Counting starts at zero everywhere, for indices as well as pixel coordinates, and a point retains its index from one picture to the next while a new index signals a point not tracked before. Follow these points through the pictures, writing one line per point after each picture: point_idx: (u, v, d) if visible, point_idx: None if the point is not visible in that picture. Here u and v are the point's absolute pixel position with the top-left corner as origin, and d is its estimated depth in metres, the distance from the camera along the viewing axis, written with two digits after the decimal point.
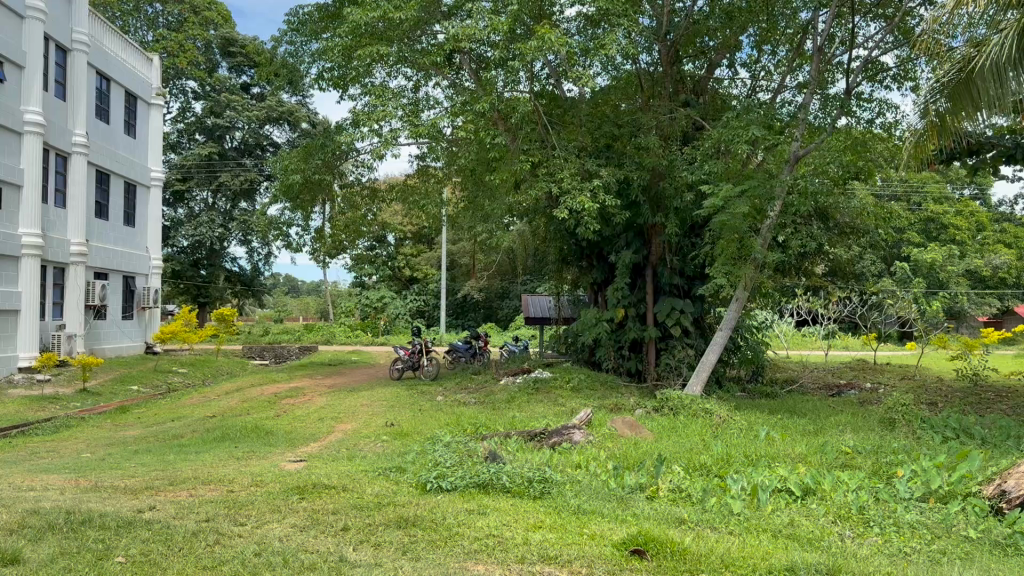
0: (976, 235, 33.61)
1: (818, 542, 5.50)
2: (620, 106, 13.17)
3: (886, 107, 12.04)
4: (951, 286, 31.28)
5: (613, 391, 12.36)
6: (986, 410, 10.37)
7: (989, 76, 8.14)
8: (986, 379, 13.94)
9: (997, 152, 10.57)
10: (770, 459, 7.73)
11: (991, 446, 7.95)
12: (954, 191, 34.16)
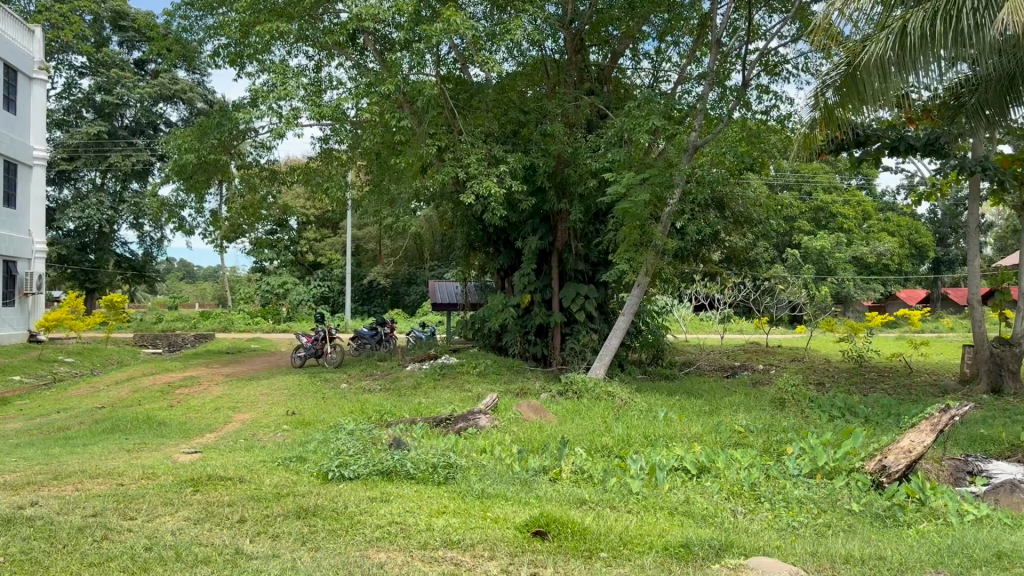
0: (862, 224, 35.30)
1: (712, 517, 5.71)
2: (525, 92, 13.17)
3: (781, 99, 12.46)
4: (839, 272, 32.92)
5: (518, 375, 12.47)
6: (868, 390, 10.98)
7: (875, 71, 8.31)
8: (869, 361, 14.67)
9: (881, 145, 10.87)
10: (667, 439, 7.94)
11: (874, 424, 8.39)
12: (841, 181, 35.69)
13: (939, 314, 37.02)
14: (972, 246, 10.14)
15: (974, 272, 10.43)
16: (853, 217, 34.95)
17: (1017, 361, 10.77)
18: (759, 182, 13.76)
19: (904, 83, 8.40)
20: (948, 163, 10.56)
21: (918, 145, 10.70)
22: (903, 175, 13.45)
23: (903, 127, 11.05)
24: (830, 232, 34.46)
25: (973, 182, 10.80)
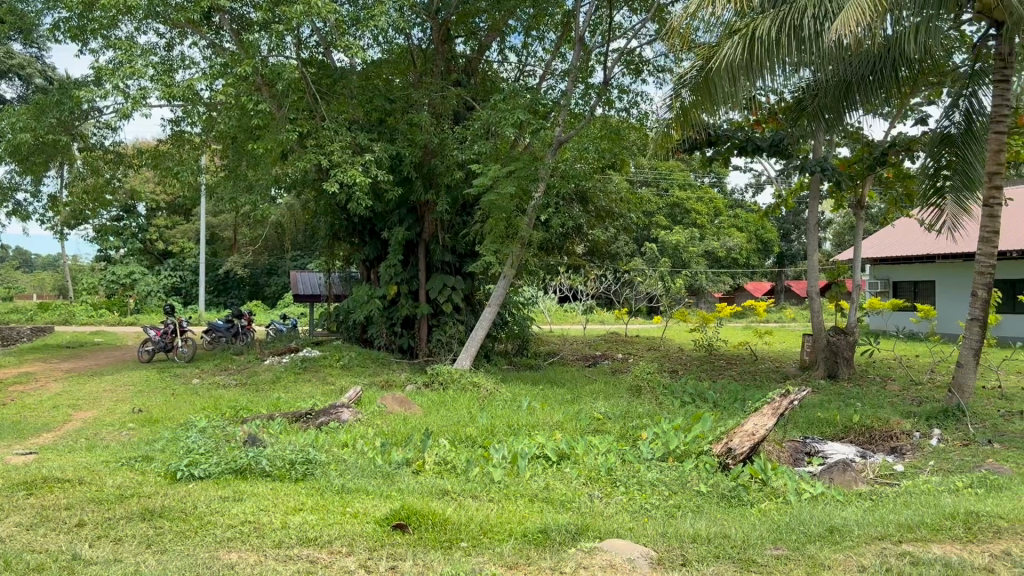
0: (714, 220, 37.19)
1: (570, 503, 5.86)
2: (392, 80, 12.98)
3: (641, 97, 12.88)
4: (693, 265, 34.61)
5: (383, 367, 12.32)
6: (719, 377, 11.57)
7: (726, 75, 8.72)
8: (719, 349, 15.47)
9: (730, 145, 11.47)
10: (530, 427, 8.07)
11: (722, 409, 8.86)
12: (696, 178, 37.37)
13: (782, 305, 39.64)
14: (812, 241, 10.83)
15: (815, 266, 11.08)
16: (705, 213, 36.73)
17: (851, 349, 11.59)
18: (620, 177, 14.18)
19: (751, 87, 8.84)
20: (792, 163, 11.29)
21: (764, 146, 11.33)
22: (752, 176, 14.22)
23: (752, 129, 11.66)
24: (685, 227, 36.10)
25: (813, 182, 11.55)
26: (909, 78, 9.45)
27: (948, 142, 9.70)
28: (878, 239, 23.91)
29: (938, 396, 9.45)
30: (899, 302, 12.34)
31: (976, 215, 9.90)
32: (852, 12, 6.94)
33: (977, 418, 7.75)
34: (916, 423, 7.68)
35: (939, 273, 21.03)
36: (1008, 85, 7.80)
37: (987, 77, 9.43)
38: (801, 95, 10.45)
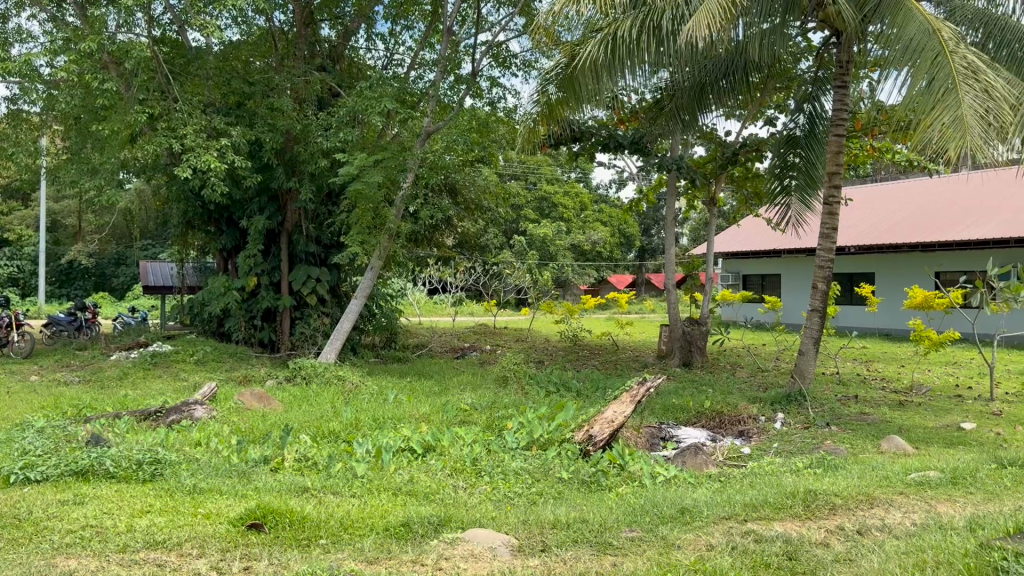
0: (581, 214, 38.09)
1: (433, 495, 5.82)
2: (252, 63, 12.48)
3: (508, 90, 12.98)
4: (560, 257, 35.34)
5: (242, 362, 11.85)
6: (583, 367, 11.87)
7: (589, 73, 8.86)
8: (583, 340, 15.84)
9: (594, 142, 11.76)
10: (395, 421, 7.97)
11: (585, 398, 9.08)
12: (562, 173, 38.18)
13: (644, 297, 41.15)
14: (670, 236, 11.28)
15: (672, 261, 11.54)
16: (572, 207, 37.56)
17: (704, 338, 12.17)
18: (489, 170, 14.23)
19: (613, 86, 9.04)
20: (651, 160, 11.70)
21: (626, 143, 11.67)
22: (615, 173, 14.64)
23: (616, 126, 11.98)
24: (552, 221, 36.79)
25: (672, 179, 12.01)
26: (759, 82, 9.97)
27: (793, 143, 10.32)
28: (730, 235, 25.22)
29: (782, 382, 10.06)
30: (748, 294, 13.05)
31: (816, 212, 10.62)
32: (704, 15, 7.19)
33: (816, 401, 8.31)
34: (762, 408, 8.14)
35: (785, 268, 22.45)
36: (844, 91, 8.35)
37: (827, 84, 10.09)
38: (660, 95, 10.81)
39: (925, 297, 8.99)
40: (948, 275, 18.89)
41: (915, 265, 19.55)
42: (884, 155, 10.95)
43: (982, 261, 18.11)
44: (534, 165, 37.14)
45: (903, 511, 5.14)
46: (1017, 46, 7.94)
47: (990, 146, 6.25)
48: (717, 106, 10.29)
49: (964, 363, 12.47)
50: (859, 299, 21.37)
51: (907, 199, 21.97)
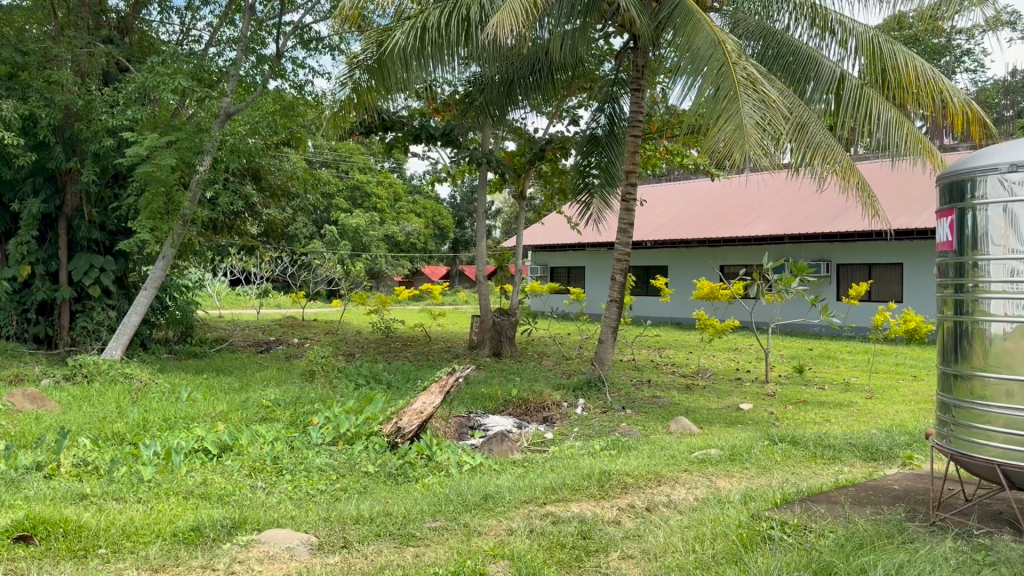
0: (394, 204, 37.88)
1: (228, 497, 5.53)
2: (25, 30, 11.27)
3: (315, 75, 12.60)
4: (373, 248, 34.96)
5: (14, 360, 10.70)
6: (393, 358, 11.79)
7: (398, 61, 8.73)
8: (394, 331, 15.72)
9: (405, 132, 11.68)
10: (188, 420, 7.51)
11: (393, 390, 9.00)
12: (376, 162, 37.98)
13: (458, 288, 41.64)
14: (481, 229, 11.45)
15: (482, 253, 11.72)
16: (385, 198, 37.23)
17: (513, 328, 12.48)
18: (296, 156, 13.72)
19: (423, 76, 8.96)
20: (463, 152, 11.78)
21: (437, 135, 11.67)
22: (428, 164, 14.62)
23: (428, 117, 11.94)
24: (364, 210, 36.27)
25: (483, 172, 12.17)
26: (563, 81, 10.30)
27: (595, 142, 10.79)
28: (540, 228, 26.02)
29: (584, 369, 10.52)
30: (555, 285, 13.52)
31: (616, 208, 11.18)
32: (509, 12, 7.27)
33: (614, 387, 8.75)
34: (565, 394, 8.45)
35: (590, 261, 23.51)
36: (641, 95, 8.81)
37: (626, 87, 10.61)
38: (469, 88, 10.87)
39: (712, 289, 9.72)
40: (731, 268, 20.62)
41: (705, 259, 21.12)
42: (676, 157, 11.71)
43: (758, 255, 19.94)
44: (345, 154, 36.38)
45: (687, 487, 5.49)
46: (789, 60, 8.73)
47: (765, 151, 6.77)
48: (525, 102, 10.51)
49: (743, 349, 13.63)
50: (655, 290, 22.83)
51: (698, 197, 23.70)
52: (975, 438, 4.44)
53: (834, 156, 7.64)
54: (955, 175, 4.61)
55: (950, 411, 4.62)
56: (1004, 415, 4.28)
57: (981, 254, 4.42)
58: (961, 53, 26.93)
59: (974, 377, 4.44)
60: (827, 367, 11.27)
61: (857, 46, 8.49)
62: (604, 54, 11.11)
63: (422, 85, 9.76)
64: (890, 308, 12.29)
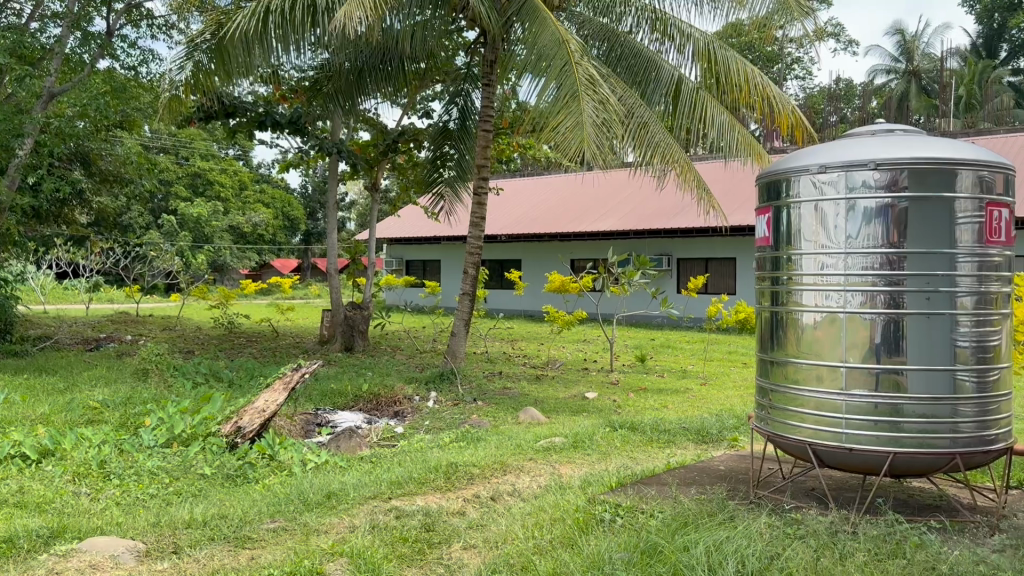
0: (239, 194, 36.82)
1: (47, 505, 5.15)
2: None
3: (149, 55, 11.95)
4: (215, 240, 33.66)
5: None
6: (238, 355, 11.39)
7: (238, 44, 8.38)
8: (239, 326, 15.18)
9: (249, 118, 11.28)
10: (4, 424, 6.94)
11: (234, 388, 8.69)
12: (218, 149, 36.73)
13: (308, 282, 40.88)
14: (331, 221, 11.24)
15: (333, 245, 11.52)
16: (228, 186, 35.91)
17: (366, 323, 12.37)
18: (130, 141, 12.95)
19: (265, 60, 8.64)
20: (312, 142, 11.49)
21: (282, 123, 11.31)
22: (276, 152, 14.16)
23: (276, 104, 11.56)
24: (207, 200, 34.82)
25: (333, 162, 11.95)
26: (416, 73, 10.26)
27: (448, 135, 10.83)
28: (394, 221, 25.81)
29: (436, 362, 10.55)
30: (409, 278, 13.49)
31: (468, 202, 11.29)
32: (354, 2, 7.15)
33: (466, 380, 8.83)
34: (416, 388, 8.43)
35: (445, 255, 23.69)
36: (491, 89, 8.91)
37: (478, 81, 10.73)
38: (318, 75, 10.63)
39: (561, 281, 9.99)
40: (580, 262, 21.29)
41: (554, 254, 21.69)
42: (529, 151, 11.94)
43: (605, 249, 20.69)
44: (185, 139, 34.60)
45: (531, 475, 5.61)
46: (631, 61, 9.01)
47: (605, 149, 7.00)
48: (375, 93, 10.41)
49: (591, 339, 14.11)
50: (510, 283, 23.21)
51: (553, 191, 24.21)
52: (789, 420, 4.79)
53: (672, 155, 8.00)
54: (772, 175, 4.92)
55: (767, 395, 4.97)
56: (814, 398, 4.63)
57: (794, 250, 4.75)
58: (791, 61, 28.96)
59: (788, 362, 4.79)
60: (667, 356, 11.84)
61: (694, 51, 8.90)
62: (458, 46, 11.18)
63: (266, 71, 9.43)
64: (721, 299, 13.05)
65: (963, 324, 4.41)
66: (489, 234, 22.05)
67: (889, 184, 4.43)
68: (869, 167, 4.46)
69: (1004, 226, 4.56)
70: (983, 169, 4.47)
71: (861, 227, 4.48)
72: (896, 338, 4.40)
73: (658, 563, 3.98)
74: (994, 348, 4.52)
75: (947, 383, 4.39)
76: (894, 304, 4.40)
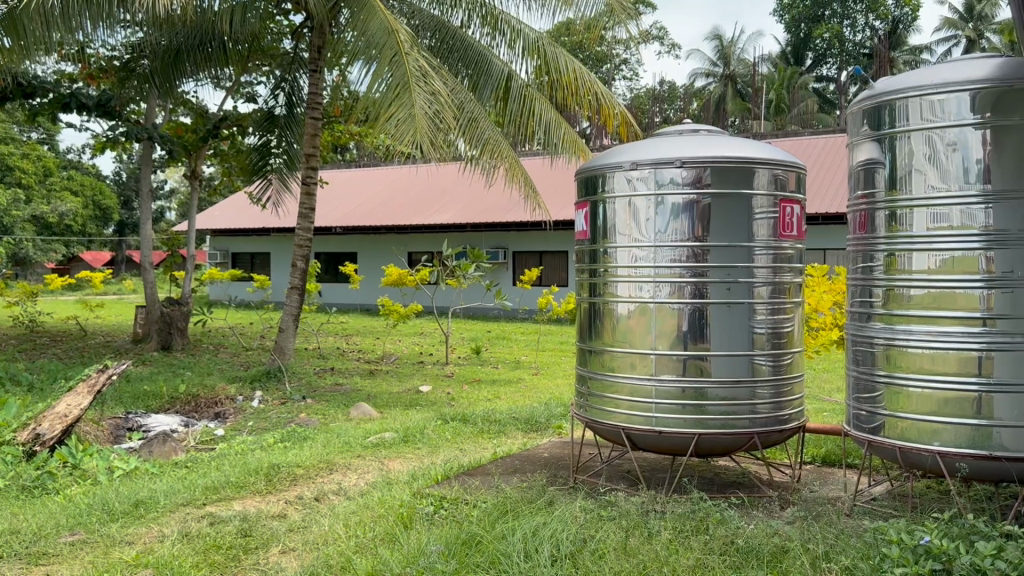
0: (44, 180, 34.23)
1: None
2: None
3: None
4: (15, 230, 31.19)
5: None
6: (38, 356, 10.49)
7: (37, 18, 7.69)
8: (42, 325, 14.09)
9: (53, 98, 10.46)
10: None
11: (34, 393, 8.04)
12: (20, 131, 33.91)
13: (124, 277, 38.66)
14: (147, 212, 10.64)
15: (149, 238, 10.96)
16: (31, 172, 33.10)
17: (185, 319, 11.85)
18: None
19: (70, 36, 8.00)
20: (127, 127, 10.79)
21: (90, 105, 10.52)
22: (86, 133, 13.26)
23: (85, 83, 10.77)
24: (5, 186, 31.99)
25: (148, 147, 11.30)
26: (240, 55, 9.90)
27: (274, 122, 10.55)
28: (217, 209, 24.74)
29: (262, 360, 10.24)
30: (236, 272, 12.99)
31: (296, 192, 11.03)
32: None
33: (293, 376, 8.65)
34: (240, 388, 8.14)
35: (273, 246, 23.09)
36: (319, 76, 8.73)
37: (306, 66, 10.50)
38: (131, 55, 10.06)
39: (398, 275, 9.94)
40: (416, 255, 21.34)
41: (388, 246, 21.63)
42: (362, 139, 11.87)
43: (439, 242, 20.85)
44: None
45: (358, 472, 5.53)
46: (463, 54, 9.10)
47: (436, 143, 7.00)
48: (194, 74, 9.94)
49: (427, 333, 14.13)
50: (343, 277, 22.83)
51: (395, 180, 24.03)
52: (605, 406, 4.96)
53: (501, 150, 8.17)
54: (589, 171, 5.07)
55: (585, 382, 5.14)
56: (628, 384, 4.82)
57: (609, 243, 4.92)
58: (621, 62, 30.26)
59: (604, 351, 4.96)
60: (502, 348, 12.06)
61: (525, 47, 9.03)
62: (283, 31, 10.90)
63: (71, 48, 8.75)
64: (552, 291, 13.12)
65: (760, 313, 4.73)
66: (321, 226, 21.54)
67: (694, 181, 4.66)
68: (675, 165, 4.67)
69: (795, 221, 4.92)
70: (777, 168, 4.79)
71: (669, 221, 4.70)
72: (701, 326, 4.66)
73: (476, 553, 3.97)
74: (787, 334, 4.88)
75: (745, 367, 4.70)
76: (699, 295, 4.66)
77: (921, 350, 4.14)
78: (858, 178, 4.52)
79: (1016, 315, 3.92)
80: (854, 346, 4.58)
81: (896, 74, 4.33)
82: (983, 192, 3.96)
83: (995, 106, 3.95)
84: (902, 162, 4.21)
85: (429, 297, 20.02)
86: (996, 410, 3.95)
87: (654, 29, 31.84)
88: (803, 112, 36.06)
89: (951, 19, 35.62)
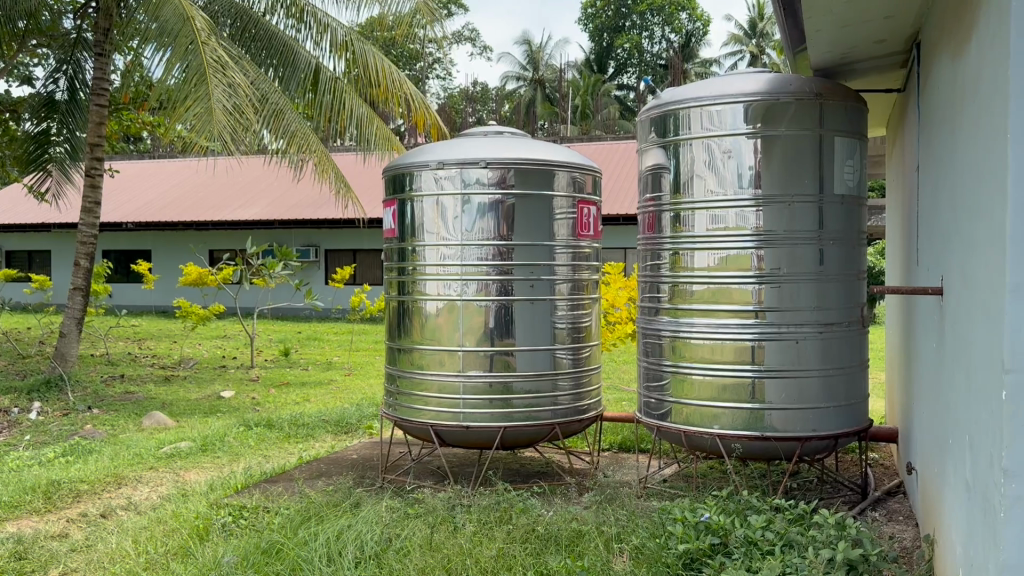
0: None
1: None
2: None
3: None
4: None
5: None
6: None
7: None
8: None
9: None
10: None
11: None
12: None
13: None
14: None
15: None
16: None
17: None
18: None
19: None
20: None
21: None
22: None
23: None
24: None
25: None
26: (12, 33, 9.05)
27: (53, 108, 9.83)
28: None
29: (42, 368, 9.42)
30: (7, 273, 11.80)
31: (79, 185, 10.29)
32: None
33: (78, 385, 8.04)
34: (14, 400, 7.43)
35: (54, 243, 21.17)
36: (105, 60, 8.15)
37: (90, 49, 9.83)
38: None
39: (199, 275, 9.48)
40: (218, 253, 20.34)
41: (188, 243, 20.48)
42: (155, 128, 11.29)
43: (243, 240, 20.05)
44: None
45: (150, 486, 5.23)
46: (267, 43, 9.03)
47: (238, 139, 6.74)
48: None
49: (231, 335, 13.54)
50: (136, 276, 21.37)
51: (200, 172, 22.83)
52: (414, 404, 5.00)
53: (309, 144, 7.95)
54: (395, 169, 5.08)
55: (393, 381, 5.14)
56: (436, 381, 4.89)
57: (417, 241, 4.95)
58: (434, 61, 30.45)
59: (413, 348, 4.98)
60: (313, 348, 11.81)
61: (333, 43, 8.84)
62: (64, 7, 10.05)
63: None
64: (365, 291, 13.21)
65: (560, 309, 4.96)
66: (114, 222, 20.00)
67: (498, 181, 4.80)
68: (480, 165, 4.78)
69: (592, 221, 5.19)
70: (575, 171, 5.02)
71: (475, 221, 4.81)
72: (506, 323, 4.81)
73: (276, 561, 3.86)
74: (585, 328, 5.14)
75: (547, 361, 4.90)
76: (505, 292, 4.80)
77: (704, 341, 4.49)
78: (647, 181, 4.84)
79: (783, 307, 4.36)
80: (644, 338, 4.90)
81: (679, 85, 4.67)
82: (755, 196, 4.36)
83: (764, 118, 4.36)
84: (685, 168, 4.56)
85: (233, 298, 19.21)
86: (767, 394, 4.38)
87: (468, 30, 32.27)
88: (607, 116, 37.83)
89: (738, 35, 38.72)
